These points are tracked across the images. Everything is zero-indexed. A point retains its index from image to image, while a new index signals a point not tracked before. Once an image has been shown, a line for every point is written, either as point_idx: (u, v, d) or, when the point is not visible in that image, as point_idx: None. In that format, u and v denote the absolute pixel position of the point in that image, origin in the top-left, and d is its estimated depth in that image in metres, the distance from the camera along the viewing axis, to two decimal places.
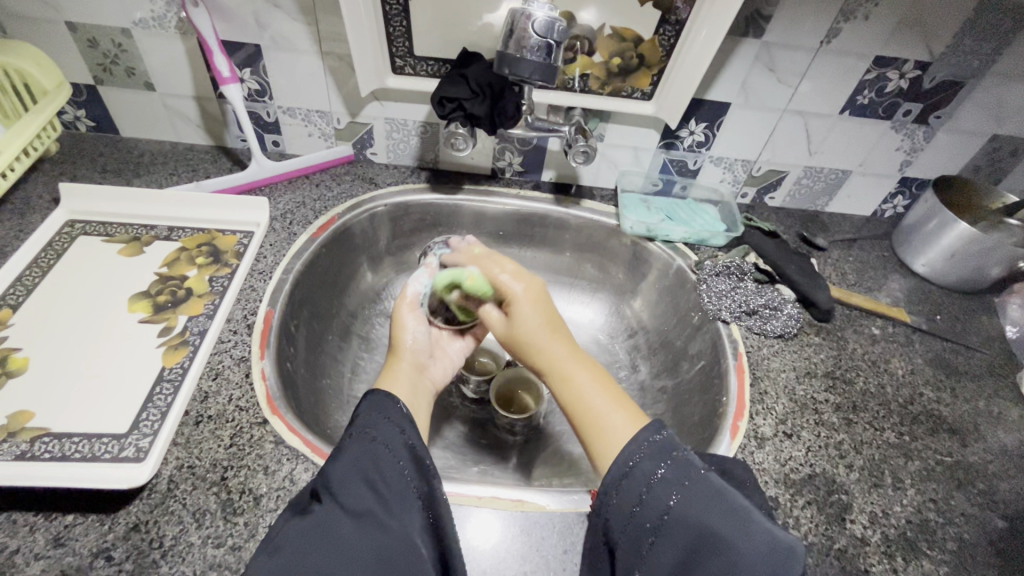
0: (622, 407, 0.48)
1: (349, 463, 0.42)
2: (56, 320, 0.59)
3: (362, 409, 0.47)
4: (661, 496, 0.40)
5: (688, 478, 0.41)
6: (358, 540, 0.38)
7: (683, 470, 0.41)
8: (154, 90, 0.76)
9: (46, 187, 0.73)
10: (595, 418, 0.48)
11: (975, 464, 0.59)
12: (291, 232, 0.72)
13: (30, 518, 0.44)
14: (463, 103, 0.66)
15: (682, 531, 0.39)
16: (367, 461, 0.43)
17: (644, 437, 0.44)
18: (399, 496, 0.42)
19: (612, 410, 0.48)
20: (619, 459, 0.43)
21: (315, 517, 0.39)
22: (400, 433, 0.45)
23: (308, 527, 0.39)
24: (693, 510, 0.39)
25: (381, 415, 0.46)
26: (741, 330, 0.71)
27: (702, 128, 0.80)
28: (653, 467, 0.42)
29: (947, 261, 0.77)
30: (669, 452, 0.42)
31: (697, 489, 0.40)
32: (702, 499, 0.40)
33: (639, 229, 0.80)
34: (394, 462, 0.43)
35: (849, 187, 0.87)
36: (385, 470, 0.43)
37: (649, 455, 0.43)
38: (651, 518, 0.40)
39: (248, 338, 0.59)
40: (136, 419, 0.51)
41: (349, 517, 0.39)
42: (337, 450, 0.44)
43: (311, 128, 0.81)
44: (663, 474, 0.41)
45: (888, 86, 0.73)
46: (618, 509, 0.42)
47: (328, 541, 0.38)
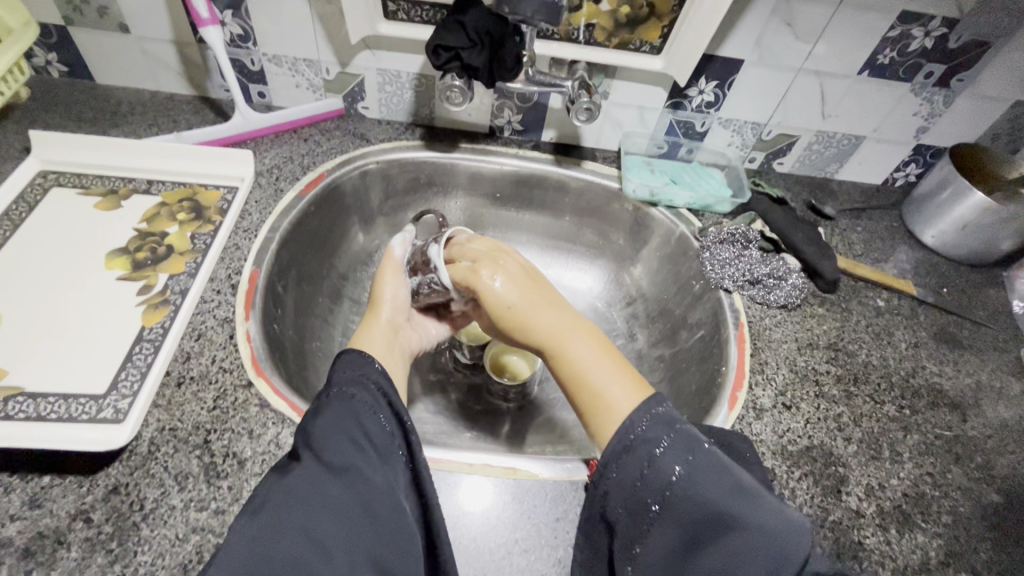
0: (622, 376, 0.47)
1: (331, 421, 0.41)
2: (29, 276, 0.56)
3: (341, 367, 0.46)
4: (664, 471, 0.39)
5: (692, 452, 0.40)
6: (342, 498, 0.37)
7: (686, 444, 0.40)
8: (128, 32, 0.71)
9: (17, 136, 0.69)
10: (594, 390, 0.47)
11: (974, 438, 0.59)
12: (277, 189, 0.68)
13: (5, 479, 0.43)
14: (460, 53, 0.62)
15: (687, 506, 0.38)
16: (349, 419, 0.41)
17: (648, 407, 0.43)
18: (382, 454, 0.41)
19: (610, 381, 0.47)
20: (618, 432, 0.42)
21: (297, 474, 0.38)
22: (381, 393, 0.44)
23: (288, 485, 0.37)
24: (700, 486, 0.38)
25: (360, 372, 0.45)
26: (743, 300, 0.68)
27: (712, 87, 0.75)
28: (656, 440, 0.41)
29: (958, 233, 0.75)
30: (673, 425, 0.41)
31: (702, 463, 0.39)
32: (709, 474, 0.39)
33: (642, 193, 0.77)
34: (377, 419, 0.42)
35: (862, 154, 0.83)
36: (368, 428, 0.42)
37: (651, 429, 0.41)
38: (653, 494, 0.39)
39: (233, 298, 0.57)
40: (115, 380, 0.49)
41: (330, 476, 0.38)
42: (318, 408, 0.42)
43: (299, 78, 0.76)
44: (663, 450, 0.40)
45: (911, 45, 0.69)
46: (619, 483, 0.41)
47: (311, 499, 0.37)
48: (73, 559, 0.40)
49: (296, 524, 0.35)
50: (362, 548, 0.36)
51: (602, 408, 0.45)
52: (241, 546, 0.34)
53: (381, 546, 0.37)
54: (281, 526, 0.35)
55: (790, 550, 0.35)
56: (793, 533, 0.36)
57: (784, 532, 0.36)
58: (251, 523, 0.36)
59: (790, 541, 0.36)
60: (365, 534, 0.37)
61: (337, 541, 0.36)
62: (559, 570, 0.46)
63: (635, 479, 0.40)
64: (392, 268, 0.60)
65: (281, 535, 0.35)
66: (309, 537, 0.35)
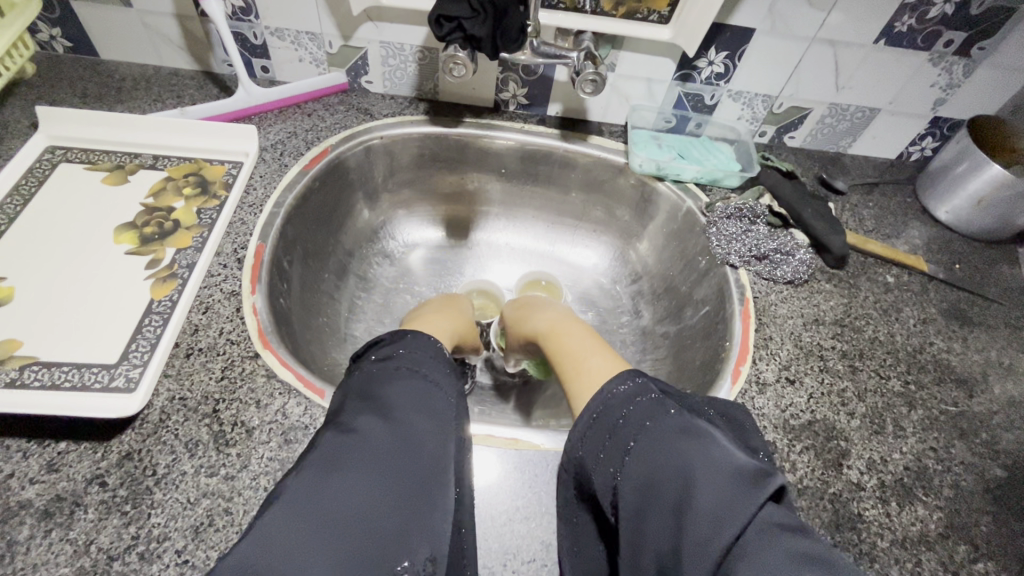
0: (601, 353, 0.52)
1: (400, 393, 0.42)
2: (40, 249, 0.57)
3: (400, 346, 0.47)
4: (623, 439, 0.40)
5: (650, 418, 0.40)
6: (406, 463, 0.38)
7: (646, 411, 0.41)
8: (130, 6, 0.70)
9: (23, 112, 0.69)
10: (578, 361, 0.52)
11: (980, 414, 0.58)
12: (282, 163, 0.68)
13: (23, 445, 0.44)
14: (463, 23, 0.60)
15: (646, 468, 0.38)
16: (411, 386, 0.43)
17: (609, 387, 0.44)
18: (444, 427, 0.42)
19: (591, 355, 0.51)
20: (593, 404, 0.44)
21: (360, 431, 0.39)
22: (440, 368, 0.46)
23: (352, 442, 0.38)
24: (654, 451, 0.38)
25: (420, 351, 0.47)
26: (750, 275, 0.68)
27: (722, 58, 0.73)
28: (616, 413, 0.42)
29: (973, 208, 0.73)
30: (632, 397, 0.42)
31: (656, 428, 0.39)
32: (664, 439, 0.38)
33: (649, 167, 0.75)
34: (442, 399, 0.44)
35: (877, 127, 0.81)
36: (427, 394, 0.43)
37: (616, 401, 0.43)
38: (615, 461, 0.40)
39: (239, 272, 0.57)
40: (125, 350, 0.50)
41: (393, 438, 0.39)
42: (380, 375, 0.44)
43: (302, 52, 0.75)
44: (626, 421, 0.41)
45: (931, 12, 0.66)
46: (586, 458, 0.43)
47: (369, 455, 0.37)
48: (90, 520, 0.41)
49: (359, 480, 0.36)
50: (416, 518, 0.36)
51: (583, 370, 0.50)
52: (300, 500, 0.34)
53: (432, 516, 0.37)
54: (340, 481, 0.35)
55: (739, 505, 0.33)
56: (747, 486, 0.34)
57: (744, 480, 0.34)
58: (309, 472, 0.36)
59: (742, 496, 0.33)
60: (419, 503, 0.37)
61: (391, 507, 0.35)
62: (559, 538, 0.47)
63: (603, 445, 0.42)
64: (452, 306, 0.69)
65: (337, 489, 0.35)
66: (374, 493, 0.35)
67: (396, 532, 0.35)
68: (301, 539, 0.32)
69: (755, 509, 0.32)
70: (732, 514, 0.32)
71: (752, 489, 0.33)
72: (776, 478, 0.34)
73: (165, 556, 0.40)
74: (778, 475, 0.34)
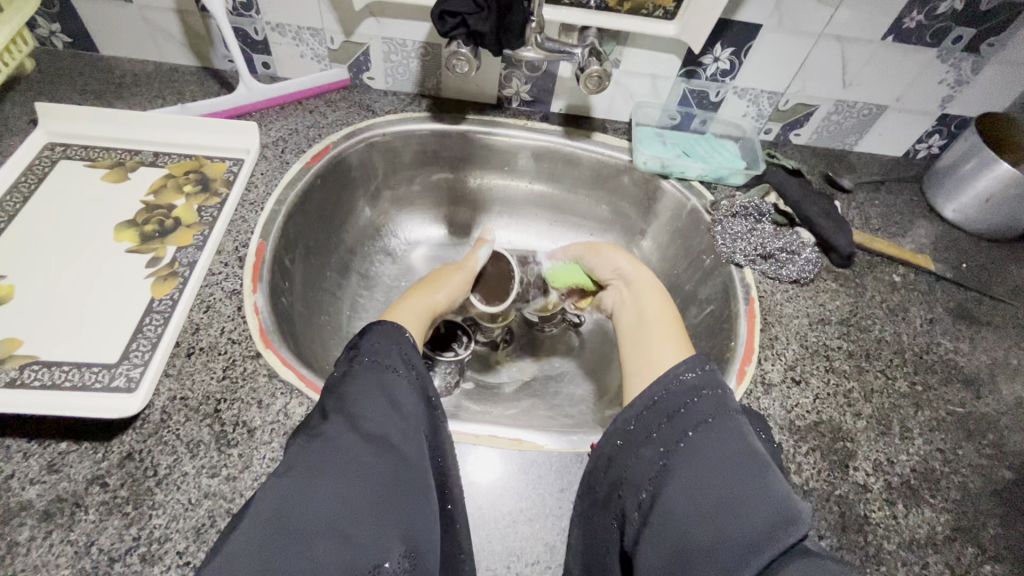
0: (672, 340, 0.52)
1: (359, 389, 0.42)
2: (40, 247, 0.57)
3: (368, 338, 0.46)
4: (678, 429, 0.40)
5: (711, 417, 0.40)
6: (373, 465, 0.38)
7: (709, 409, 0.40)
8: (130, 2, 0.69)
9: (23, 109, 0.69)
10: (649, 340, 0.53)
11: (987, 415, 0.58)
12: (283, 160, 0.68)
13: (23, 445, 0.44)
14: (466, 19, 0.60)
15: (691, 463, 0.37)
16: (375, 384, 0.42)
17: (677, 370, 0.43)
18: (413, 420, 0.42)
19: (665, 341, 0.52)
20: (645, 393, 0.43)
21: (327, 437, 0.39)
22: (406, 362, 0.45)
23: (321, 447, 0.38)
24: (708, 448, 0.38)
25: (388, 341, 0.46)
26: (755, 274, 0.67)
27: (728, 55, 0.73)
28: (679, 401, 0.41)
29: (981, 207, 0.72)
30: (698, 389, 0.42)
31: (719, 429, 0.39)
32: (722, 440, 0.38)
33: (653, 164, 0.75)
34: (407, 387, 0.43)
35: (883, 125, 0.80)
36: (393, 391, 0.43)
37: (680, 390, 0.42)
38: (665, 446, 0.40)
39: (240, 271, 0.57)
40: (126, 349, 0.50)
41: (362, 441, 0.39)
42: (346, 375, 0.44)
43: (303, 48, 0.75)
44: (685, 411, 0.40)
45: (940, 8, 0.65)
46: (632, 436, 0.42)
47: (339, 460, 0.37)
48: (91, 521, 0.41)
49: (326, 487, 0.36)
50: (391, 517, 0.36)
51: (655, 351, 0.51)
52: (269, 508, 0.35)
53: (408, 514, 0.37)
54: (311, 489, 0.36)
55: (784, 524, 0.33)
56: (791, 516, 0.33)
57: (786, 509, 0.33)
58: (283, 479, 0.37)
59: (790, 515, 0.33)
60: (393, 504, 0.37)
61: (365, 509, 0.36)
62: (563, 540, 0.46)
63: (658, 425, 0.41)
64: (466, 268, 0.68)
65: (307, 496, 0.35)
66: (343, 498, 0.36)
67: (369, 534, 0.35)
68: (271, 551, 0.33)
69: (790, 542, 0.32)
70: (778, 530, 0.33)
71: (793, 521, 0.33)
72: (804, 514, 0.33)
73: (166, 558, 0.40)
74: (805, 517, 0.33)
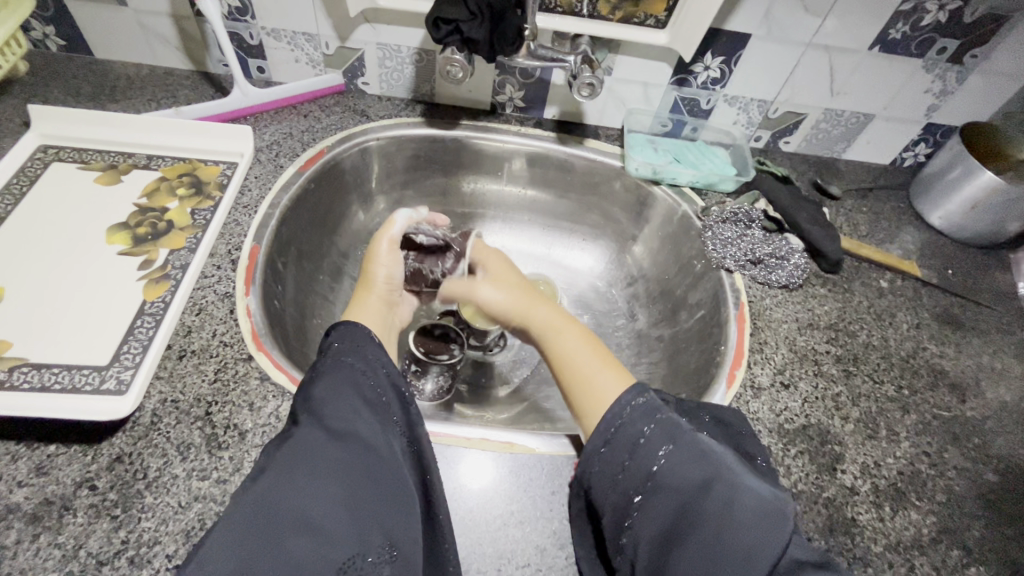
0: (610, 367, 0.50)
1: (328, 392, 0.42)
2: (31, 250, 0.56)
3: (335, 341, 0.46)
4: (645, 462, 0.41)
5: (674, 441, 0.41)
6: (349, 466, 0.38)
7: (670, 432, 0.42)
8: (125, 5, 0.70)
9: (16, 110, 0.69)
10: (583, 375, 0.50)
11: (972, 419, 0.59)
12: (277, 164, 0.68)
13: (12, 448, 0.44)
14: (461, 26, 0.60)
15: (669, 494, 0.39)
16: (346, 385, 0.43)
17: (627, 399, 0.44)
18: (387, 424, 0.43)
19: (600, 369, 0.50)
20: (600, 427, 0.44)
21: (296, 440, 0.39)
22: (376, 361, 0.46)
23: (291, 449, 0.38)
24: (679, 472, 0.40)
25: (354, 345, 0.46)
26: (745, 279, 0.68)
27: (718, 63, 0.74)
28: (636, 432, 0.42)
29: (965, 214, 0.74)
30: (653, 415, 0.43)
31: (683, 448, 0.41)
32: (691, 459, 0.40)
33: (644, 171, 0.76)
34: (376, 389, 0.44)
35: (871, 133, 0.81)
36: (368, 394, 0.43)
37: (632, 419, 0.43)
38: (635, 485, 0.41)
39: (233, 274, 0.57)
40: (117, 352, 0.50)
41: (338, 444, 0.39)
42: (316, 378, 0.43)
43: (298, 53, 0.75)
44: (645, 442, 0.42)
45: (925, 19, 0.67)
46: (600, 476, 0.43)
47: (313, 461, 0.37)
48: (79, 524, 0.41)
49: (301, 490, 0.36)
50: (369, 515, 0.37)
51: (586, 392, 0.49)
52: (246, 512, 0.35)
53: (388, 512, 0.38)
54: (290, 489, 0.36)
55: (773, 533, 0.37)
56: (774, 518, 0.37)
57: (770, 513, 0.37)
58: (255, 488, 0.36)
59: (774, 521, 0.37)
60: (374, 506, 0.38)
61: (344, 508, 0.36)
62: (555, 542, 0.47)
63: (623, 462, 0.42)
64: (388, 242, 0.60)
65: (284, 498, 0.36)
66: (319, 501, 0.36)
67: (350, 532, 0.36)
68: (252, 553, 0.33)
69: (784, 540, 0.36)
70: (769, 540, 0.36)
71: (778, 523, 0.37)
72: (780, 504, 0.39)
73: (155, 561, 0.40)
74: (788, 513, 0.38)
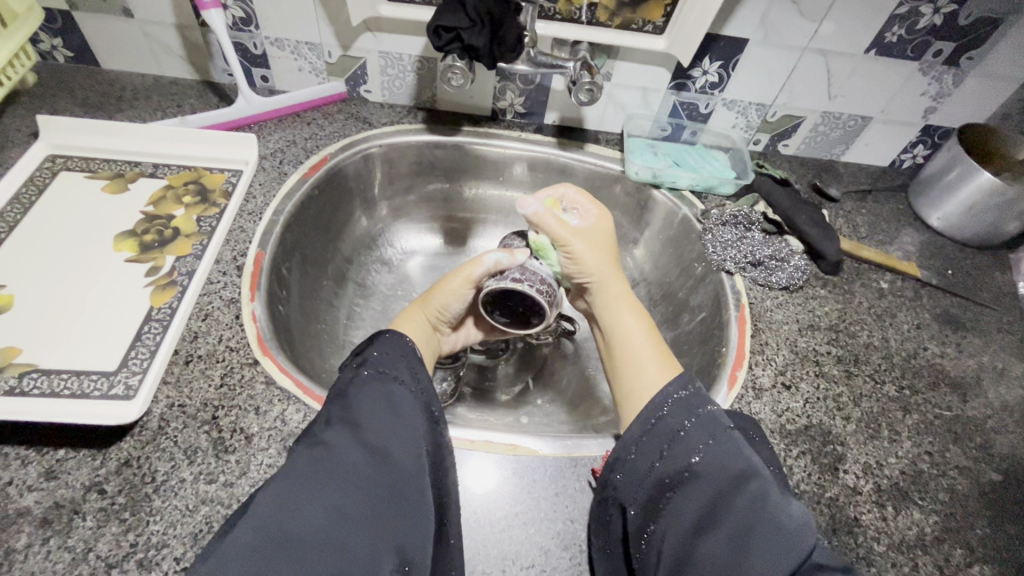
0: (658, 357, 0.53)
1: (367, 398, 0.43)
2: (39, 258, 0.57)
3: (377, 348, 0.48)
4: (684, 454, 0.42)
5: (713, 437, 0.42)
6: (374, 477, 0.39)
7: (708, 428, 0.43)
8: (132, 17, 0.71)
9: (24, 121, 0.70)
10: (637, 362, 0.53)
11: (974, 418, 0.59)
12: (281, 171, 0.69)
13: (21, 453, 0.44)
14: (461, 33, 0.61)
15: (699, 489, 0.40)
16: (381, 396, 0.44)
17: (662, 398, 0.46)
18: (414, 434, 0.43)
19: (649, 360, 0.53)
20: (641, 417, 0.46)
21: (328, 445, 0.40)
22: (411, 374, 0.47)
23: (321, 454, 0.39)
24: (713, 470, 0.41)
25: (399, 354, 0.48)
26: (745, 281, 0.69)
27: (716, 68, 0.75)
28: (676, 425, 0.44)
29: (964, 215, 0.74)
30: (694, 410, 0.45)
31: (719, 448, 0.42)
32: (725, 456, 0.41)
33: (644, 174, 0.76)
34: (408, 397, 0.45)
35: (869, 135, 0.82)
36: (399, 404, 0.44)
37: (674, 412, 0.45)
38: (669, 475, 0.42)
39: (239, 280, 0.58)
40: (125, 357, 0.50)
41: (364, 454, 0.40)
42: (354, 382, 0.45)
43: (301, 61, 0.76)
44: (685, 434, 0.43)
45: (920, 23, 0.67)
46: (632, 468, 0.44)
47: (342, 470, 0.38)
48: (88, 528, 0.41)
49: (325, 496, 0.37)
50: (387, 531, 0.37)
51: (642, 380, 0.51)
52: (266, 511, 0.35)
53: (402, 528, 0.38)
54: (313, 494, 0.37)
55: (794, 539, 0.36)
56: (797, 526, 0.36)
57: (795, 520, 0.37)
58: (280, 487, 0.37)
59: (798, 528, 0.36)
60: (390, 518, 0.38)
61: (363, 518, 0.37)
62: (558, 543, 0.47)
63: (657, 457, 0.43)
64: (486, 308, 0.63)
65: (305, 500, 0.36)
66: (338, 509, 0.36)
67: (366, 545, 0.36)
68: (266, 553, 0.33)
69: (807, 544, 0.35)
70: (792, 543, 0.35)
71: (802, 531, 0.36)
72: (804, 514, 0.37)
73: (164, 564, 0.40)
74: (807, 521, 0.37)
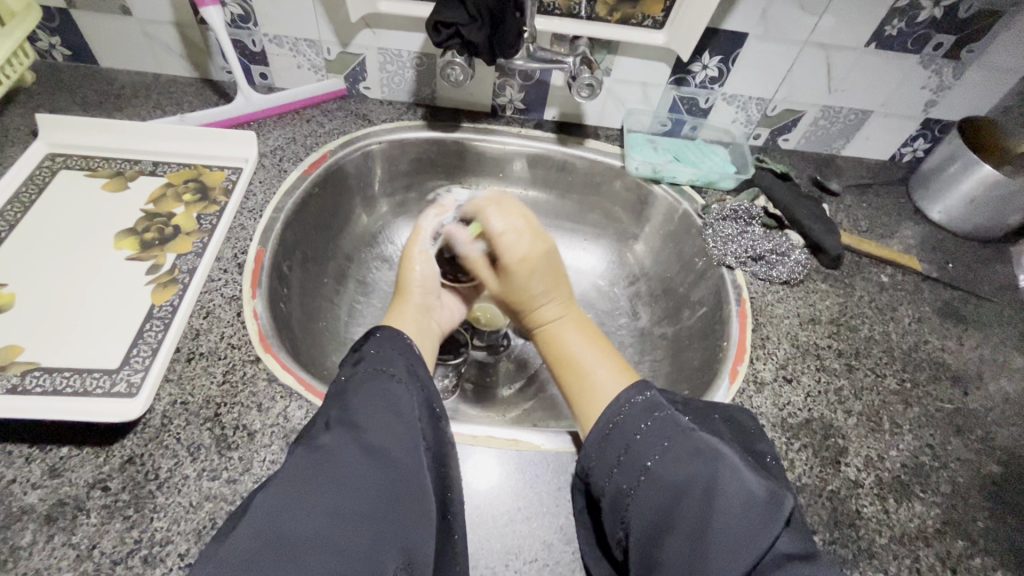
0: (609, 363, 0.53)
1: (364, 397, 0.43)
2: (40, 257, 0.57)
3: (373, 344, 0.49)
4: (639, 456, 0.42)
5: (668, 438, 0.42)
6: (372, 476, 0.39)
7: (665, 431, 0.42)
8: (130, 14, 0.71)
9: (24, 119, 0.70)
10: (583, 370, 0.53)
11: (975, 411, 0.59)
12: (281, 169, 0.69)
13: (25, 450, 0.44)
14: (461, 29, 0.61)
15: (657, 492, 0.40)
16: (379, 394, 0.44)
17: (626, 396, 0.46)
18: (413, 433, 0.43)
19: (600, 364, 0.53)
20: (601, 421, 0.46)
21: (324, 445, 0.40)
22: (407, 372, 0.47)
23: (318, 455, 0.39)
24: (665, 471, 0.40)
25: (393, 350, 0.48)
26: (746, 276, 0.68)
27: (716, 62, 0.74)
28: (632, 430, 0.44)
29: (966, 208, 0.74)
30: (652, 413, 0.44)
31: (676, 449, 0.41)
32: (680, 458, 0.40)
33: (645, 169, 0.76)
34: (407, 397, 0.45)
35: (869, 129, 0.82)
36: (400, 404, 0.44)
37: (632, 415, 0.44)
38: (627, 480, 0.42)
39: (240, 278, 0.58)
40: (127, 355, 0.51)
41: (361, 453, 0.40)
42: (351, 381, 0.45)
43: (300, 58, 0.76)
44: (641, 438, 0.43)
45: (921, 16, 0.67)
46: (596, 467, 0.44)
47: (339, 471, 0.38)
48: (92, 525, 0.41)
49: (320, 497, 0.37)
50: (387, 531, 0.37)
51: (589, 391, 0.51)
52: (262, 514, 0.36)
53: (402, 528, 0.38)
54: (308, 496, 0.37)
55: (761, 528, 0.36)
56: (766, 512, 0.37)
57: (763, 509, 0.37)
58: (276, 489, 0.37)
59: (763, 517, 0.37)
60: (390, 517, 0.38)
61: (362, 518, 0.37)
62: (561, 537, 0.47)
63: (618, 460, 0.43)
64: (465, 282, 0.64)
65: (299, 502, 0.36)
66: (334, 511, 0.36)
67: (365, 546, 0.36)
68: (260, 555, 0.34)
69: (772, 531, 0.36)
70: (759, 532, 0.36)
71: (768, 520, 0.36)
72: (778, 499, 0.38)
73: (168, 560, 0.41)
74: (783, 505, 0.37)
